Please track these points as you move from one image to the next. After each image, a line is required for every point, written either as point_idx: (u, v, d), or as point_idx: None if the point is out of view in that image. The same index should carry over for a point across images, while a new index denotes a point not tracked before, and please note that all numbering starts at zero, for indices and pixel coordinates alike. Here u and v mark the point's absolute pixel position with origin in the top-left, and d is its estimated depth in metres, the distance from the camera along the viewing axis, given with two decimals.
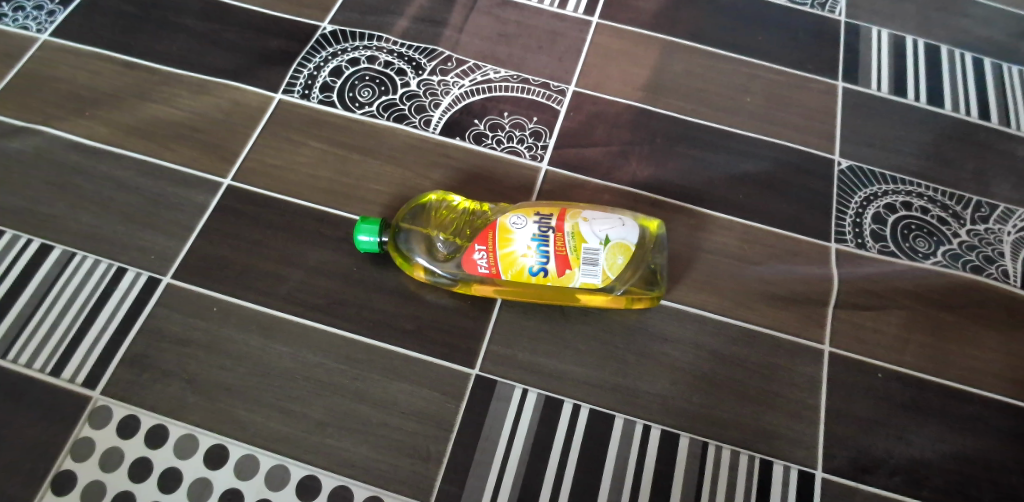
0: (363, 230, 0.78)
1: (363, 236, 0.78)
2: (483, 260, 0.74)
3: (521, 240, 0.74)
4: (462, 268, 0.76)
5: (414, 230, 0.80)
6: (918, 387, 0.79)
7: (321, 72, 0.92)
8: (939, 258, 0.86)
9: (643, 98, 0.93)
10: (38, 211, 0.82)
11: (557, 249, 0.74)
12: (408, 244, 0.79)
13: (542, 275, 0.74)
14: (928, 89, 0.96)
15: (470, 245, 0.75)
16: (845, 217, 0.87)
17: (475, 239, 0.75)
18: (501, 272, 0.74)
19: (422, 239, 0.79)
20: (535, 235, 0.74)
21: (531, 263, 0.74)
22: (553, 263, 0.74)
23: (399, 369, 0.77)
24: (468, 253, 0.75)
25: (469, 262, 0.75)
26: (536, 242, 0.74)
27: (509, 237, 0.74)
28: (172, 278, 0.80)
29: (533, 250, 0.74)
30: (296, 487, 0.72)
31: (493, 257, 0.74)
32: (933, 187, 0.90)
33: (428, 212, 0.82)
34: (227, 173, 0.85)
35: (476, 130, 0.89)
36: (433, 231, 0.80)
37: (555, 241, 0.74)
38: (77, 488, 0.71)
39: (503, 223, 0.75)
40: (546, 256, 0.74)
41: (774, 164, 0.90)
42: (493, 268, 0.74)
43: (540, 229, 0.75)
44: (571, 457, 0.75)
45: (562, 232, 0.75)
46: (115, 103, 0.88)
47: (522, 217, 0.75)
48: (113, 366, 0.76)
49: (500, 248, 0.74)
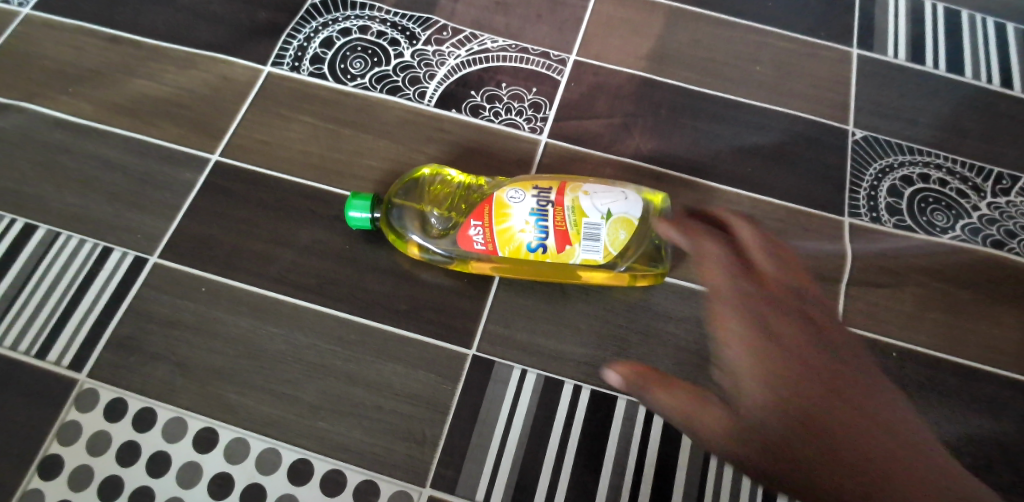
0: (354, 206, 0.75)
1: (357, 212, 0.75)
2: (479, 236, 0.71)
3: (518, 216, 0.71)
4: (457, 246, 0.73)
5: (408, 205, 0.77)
6: (934, 367, 0.76)
7: (311, 43, 0.88)
8: (957, 232, 0.82)
9: (648, 68, 0.89)
10: (23, 191, 0.80)
11: (555, 224, 0.71)
12: (401, 221, 0.76)
13: (541, 252, 0.71)
14: (948, 56, 0.92)
15: (466, 221, 0.72)
16: (859, 190, 0.84)
17: (471, 215, 0.72)
18: (498, 248, 0.71)
19: (415, 215, 0.76)
20: (534, 210, 0.71)
21: (529, 239, 0.71)
22: (553, 239, 0.70)
23: (395, 350, 0.74)
24: (463, 229, 0.72)
25: (465, 239, 0.72)
26: (534, 217, 0.71)
27: (506, 212, 0.71)
28: (159, 258, 0.77)
29: (531, 225, 0.71)
30: (288, 471, 0.70)
31: (490, 233, 0.71)
32: (951, 158, 0.86)
33: (421, 188, 0.79)
34: (214, 149, 0.82)
35: (473, 102, 0.86)
36: (427, 207, 0.77)
37: (554, 216, 0.71)
38: (64, 473, 0.70)
39: (499, 197, 0.72)
40: (544, 232, 0.70)
41: (784, 135, 0.86)
42: (489, 244, 0.71)
43: (539, 203, 0.72)
44: (572, 440, 0.72)
45: (562, 206, 0.71)
46: (98, 78, 0.86)
47: (520, 191, 0.72)
48: (99, 348, 0.74)
49: (496, 224, 0.71)
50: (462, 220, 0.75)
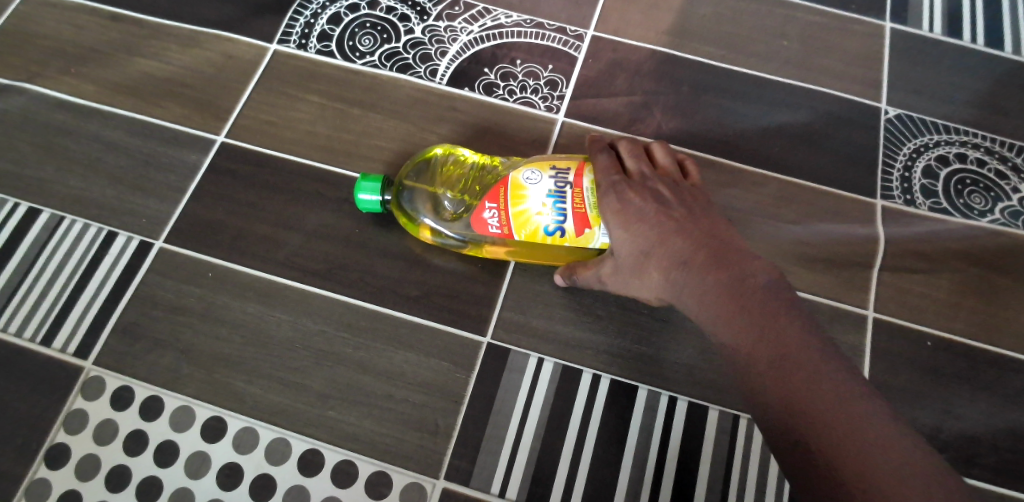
0: (363, 189, 0.72)
1: (366, 195, 0.72)
2: (494, 220, 0.67)
3: (535, 197, 0.65)
4: (471, 229, 0.68)
5: (419, 185, 0.74)
6: (971, 357, 0.72)
7: (319, 20, 0.85)
8: (996, 215, 0.78)
9: (669, 44, 0.85)
10: (25, 174, 0.78)
11: (575, 207, 0.65)
12: (412, 204, 0.73)
13: (559, 235, 0.66)
14: (987, 30, 0.87)
15: (481, 203, 0.68)
16: (892, 171, 0.80)
17: (484, 196, 0.67)
18: (514, 232, 0.66)
19: (426, 196, 0.72)
20: (551, 191, 0.66)
21: (546, 222, 0.65)
22: (571, 222, 0.65)
23: (407, 337, 0.72)
24: (477, 212, 0.67)
25: (478, 222, 0.67)
26: (552, 199, 0.65)
27: (522, 194, 0.66)
28: (164, 243, 0.75)
29: (548, 208, 0.65)
30: (298, 462, 0.68)
31: (505, 216, 0.66)
32: (990, 137, 0.82)
33: (433, 169, 0.75)
34: (220, 130, 0.80)
35: (486, 79, 0.83)
36: (438, 188, 0.72)
37: (573, 197, 0.65)
38: (70, 462, 0.68)
39: (515, 177, 0.66)
40: (563, 214, 0.65)
41: (812, 113, 0.82)
42: (505, 228, 0.67)
43: (557, 184, 0.66)
44: (591, 431, 0.69)
45: (581, 187, 0.66)
46: (101, 58, 0.83)
47: (537, 171, 0.66)
48: (104, 335, 0.72)
49: (511, 206, 0.66)
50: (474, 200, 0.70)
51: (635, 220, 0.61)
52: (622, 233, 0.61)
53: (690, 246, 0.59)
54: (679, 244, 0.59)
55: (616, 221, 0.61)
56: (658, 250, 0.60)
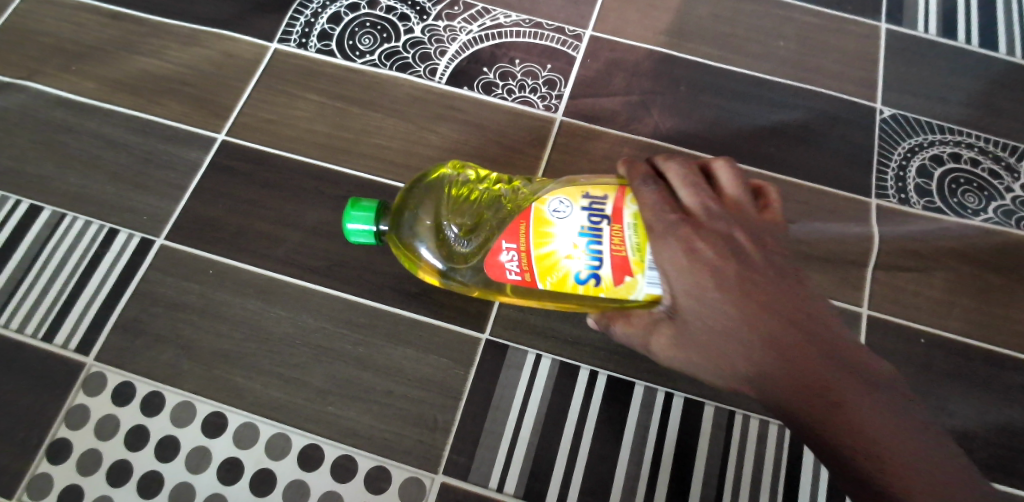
0: (354, 218, 0.67)
1: (355, 224, 0.67)
2: (513, 263, 0.60)
3: (564, 238, 0.58)
4: (487, 273, 0.61)
5: (422, 206, 0.68)
6: (964, 354, 0.73)
7: (319, 19, 0.86)
8: (989, 214, 0.79)
9: (667, 44, 0.86)
10: (27, 171, 0.79)
11: (612, 250, 0.58)
12: (414, 228, 0.67)
13: (592, 283, 0.58)
14: (982, 31, 0.87)
15: (496, 243, 0.61)
16: (887, 171, 0.80)
17: (502, 235, 0.60)
18: (538, 277, 0.59)
19: (427, 221, 0.67)
20: (585, 231, 0.58)
21: (577, 267, 0.58)
22: (607, 268, 0.57)
23: (406, 334, 0.73)
24: (494, 254, 0.60)
25: (496, 267, 0.60)
26: (585, 240, 0.58)
27: (547, 231, 0.59)
28: (165, 240, 0.76)
29: (580, 250, 0.58)
30: (298, 457, 0.69)
31: (527, 260, 0.59)
32: (985, 137, 0.83)
33: (439, 187, 0.69)
34: (220, 128, 0.80)
35: (485, 79, 0.83)
36: (443, 211, 0.66)
37: (610, 239, 0.58)
38: (72, 457, 0.69)
39: (543, 213, 0.59)
40: (598, 259, 0.58)
41: (808, 113, 0.83)
42: (526, 273, 0.59)
43: (590, 218, 0.59)
44: (587, 427, 0.70)
45: (620, 226, 0.58)
46: (102, 56, 0.84)
47: (568, 207, 0.59)
48: (105, 331, 0.73)
49: (538, 248, 0.59)
50: (476, 240, 0.64)
51: (704, 285, 0.56)
52: (689, 299, 0.56)
53: (768, 315, 0.55)
54: (756, 313, 0.55)
55: (683, 287, 0.56)
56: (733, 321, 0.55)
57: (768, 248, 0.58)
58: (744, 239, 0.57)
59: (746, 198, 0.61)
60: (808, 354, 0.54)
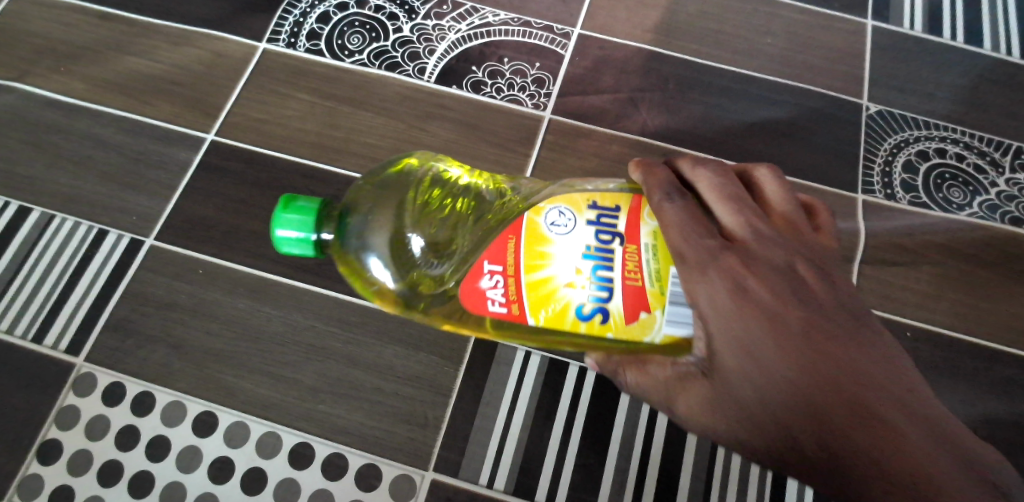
0: (284, 222, 0.59)
1: (286, 229, 0.59)
2: (497, 293, 0.55)
3: (564, 265, 0.54)
4: (466, 305, 0.56)
5: (379, 208, 0.60)
6: (950, 347, 0.74)
7: (307, 18, 0.86)
8: (975, 209, 0.80)
9: (655, 41, 0.86)
10: (16, 173, 0.78)
11: (624, 279, 0.54)
12: (368, 232, 0.59)
13: (595, 317, 0.53)
14: (967, 27, 0.88)
15: (475, 265, 0.56)
16: (873, 166, 0.81)
17: (484, 255, 0.56)
18: (529, 310, 0.54)
19: (384, 228, 0.59)
20: (592, 259, 0.54)
21: (580, 298, 0.54)
22: (618, 300, 0.53)
23: (396, 332, 0.73)
24: (474, 281, 0.56)
25: (478, 297, 0.55)
26: (592, 270, 0.54)
27: (545, 254, 0.55)
28: (155, 240, 0.76)
29: (587, 280, 0.54)
30: (289, 455, 0.69)
31: (516, 289, 0.54)
32: (970, 132, 0.83)
33: (399, 187, 0.62)
34: (210, 128, 0.80)
35: (474, 77, 0.84)
36: (405, 219, 0.60)
37: (621, 267, 0.54)
38: (62, 458, 0.69)
39: (542, 236, 0.55)
40: (606, 290, 0.53)
41: (795, 110, 0.83)
42: (512, 304, 0.55)
43: (597, 235, 0.55)
44: (577, 422, 0.70)
45: (634, 253, 0.54)
46: (91, 57, 0.84)
47: (568, 229, 0.55)
48: (96, 331, 0.73)
49: (533, 276, 0.54)
50: (448, 260, 0.60)
51: (752, 329, 0.50)
52: (731, 346, 0.51)
53: (820, 360, 0.49)
54: (808, 357, 0.49)
55: (710, 309, 0.51)
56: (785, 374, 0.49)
57: (826, 281, 0.53)
58: (796, 268, 0.53)
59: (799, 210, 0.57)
60: (875, 411, 0.48)
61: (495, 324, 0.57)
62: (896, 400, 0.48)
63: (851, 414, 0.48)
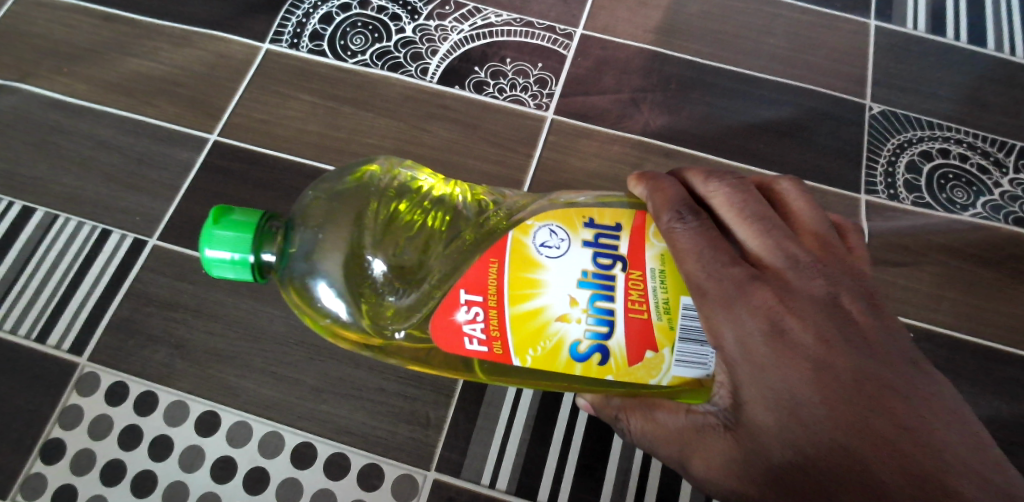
0: (211, 240, 0.57)
1: (214, 248, 0.57)
2: (477, 330, 0.54)
3: (557, 296, 0.54)
4: (438, 343, 0.56)
5: (335, 223, 0.59)
6: (952, 348, 0.74)
7: (310, 19, 0.86)
8: (978, 209, 0.79)
9: (657, 42, 0.86)
10: (20, 173, 0.79)
11: (627, 312, 0.54)
12: (324, 251, 0.58)
13: (592, 354, 0.53)
14: (971, 27, 0.88)
15: (453, 293, 0.55)
16: (876, 167, 0.81)
17: (461, 283, 0.55)
18: (512, 348, 0.54)
19: (340, 246, 0.58)
20: (590, 291, 0.54)
21: (577, 334, 0.53)
22: (620, 337, 0.53)
23: None
24: (451, 312, 0.55)
25: (456, 332, 0.55)
26: (590, 304, 0.54)
27: (538, 283, 0.54)
28: (158, 240, 0.76)
29: (585, 317, 0.54)
30: (291, 454, 0.69)
31: (500, 322, 0.54)
32: (973, 133, 0.83)
33: (361, 200, 0.60)
34: (213, 129, 0.81)
35: (476, 78, 0.84)
36: (365, 236, 0.59)
37: (622, 299, 0.54)
38: (65, 458, 0.69)
39: (536, 263, 0.55)
40: (604, 324, 0.53)
41: (797, 110, 0.83)
42: (492, 338, 0.54)
43: (595, 259, 0.55)
44: (579, 423, 0.70)
45: (636, 281, 0.54)
46: (94, 58, 0.84)
47: (562, 254, 0.55)
48: (99, 330, 0.73)
49: (523, 307, 0.54)
50: (411, 280, 0.59)
51: (788, 373, 0.49)
52: (752, 384, 0.50)
53: (858, 406, 0.48)
54: (844, 400, 0.49)
55: (740, 349, 0.50)
56: (814, 415, 0.48)
57: (860, 310, 0.52)
58: (830, 298, 0.52)
59: (831, 233, 0.56)
60: (924, 461, 0.47)
61: (486, 367, 0.57)
62: (941, 448, 0.48)
63: (893, 461, 0.47)
